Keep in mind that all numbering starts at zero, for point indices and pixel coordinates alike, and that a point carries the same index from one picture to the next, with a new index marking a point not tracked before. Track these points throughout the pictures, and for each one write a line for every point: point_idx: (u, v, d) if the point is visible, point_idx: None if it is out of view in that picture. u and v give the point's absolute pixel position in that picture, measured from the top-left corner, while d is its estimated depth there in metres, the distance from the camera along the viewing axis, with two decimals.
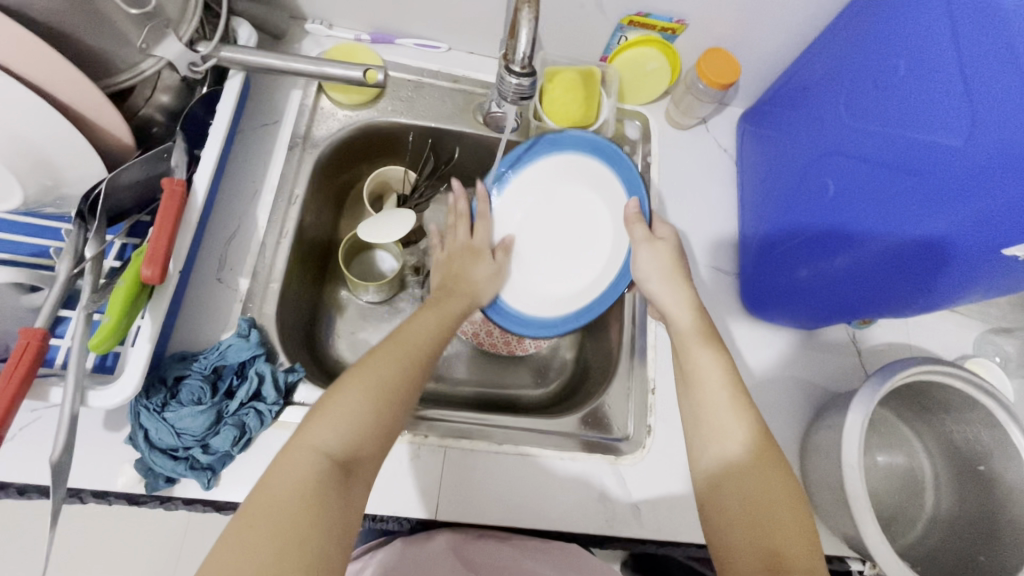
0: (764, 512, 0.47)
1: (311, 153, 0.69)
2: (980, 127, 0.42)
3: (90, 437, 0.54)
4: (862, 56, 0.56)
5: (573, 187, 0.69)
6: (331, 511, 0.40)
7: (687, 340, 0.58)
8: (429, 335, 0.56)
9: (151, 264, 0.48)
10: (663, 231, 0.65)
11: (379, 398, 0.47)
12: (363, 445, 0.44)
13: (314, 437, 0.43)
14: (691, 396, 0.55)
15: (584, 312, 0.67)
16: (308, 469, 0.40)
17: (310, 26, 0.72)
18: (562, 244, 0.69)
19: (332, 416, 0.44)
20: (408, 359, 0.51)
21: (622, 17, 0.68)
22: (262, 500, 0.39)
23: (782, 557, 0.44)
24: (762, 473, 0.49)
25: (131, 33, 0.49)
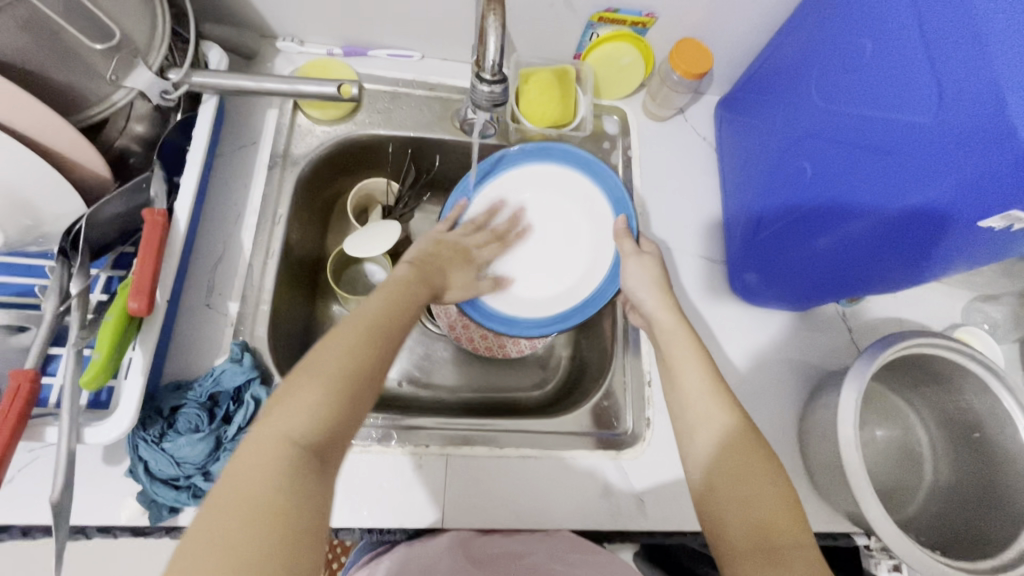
0: (757, 494, 0.48)
1: (292, 171, 0.69)
2: (948, 103, 0.42)
3: (90, 473, 0.54)
4: (829, 38, 0.56)
5: (558, 197, 0.70)
6: (306, 504, 0.37)
7: (678, 332, 0.58)
8: (396, 307, 0.52)
9: (138, 296, 0.48)
10: (651, 246, 0.65)
11: (349, 379, 0.43)
12: (339, 435, 0.42)
13: (281, 426, 0.39)
14: (676, 385, 0.56)
15: (565, 319, 0.65)
16: (279, 460, 0.38)
17: (282, 44, 0.72)
18: (548, 253, 0.69)
19: (299, 403, 0.41)
20: (382, 335, 0.48)
21: (592, 14, 0.68)
22: (234, 499, 0.35)
23: (772, 535, 0.46)
24: (760, 457, 0.49)
25: (101, 65, 0.49)
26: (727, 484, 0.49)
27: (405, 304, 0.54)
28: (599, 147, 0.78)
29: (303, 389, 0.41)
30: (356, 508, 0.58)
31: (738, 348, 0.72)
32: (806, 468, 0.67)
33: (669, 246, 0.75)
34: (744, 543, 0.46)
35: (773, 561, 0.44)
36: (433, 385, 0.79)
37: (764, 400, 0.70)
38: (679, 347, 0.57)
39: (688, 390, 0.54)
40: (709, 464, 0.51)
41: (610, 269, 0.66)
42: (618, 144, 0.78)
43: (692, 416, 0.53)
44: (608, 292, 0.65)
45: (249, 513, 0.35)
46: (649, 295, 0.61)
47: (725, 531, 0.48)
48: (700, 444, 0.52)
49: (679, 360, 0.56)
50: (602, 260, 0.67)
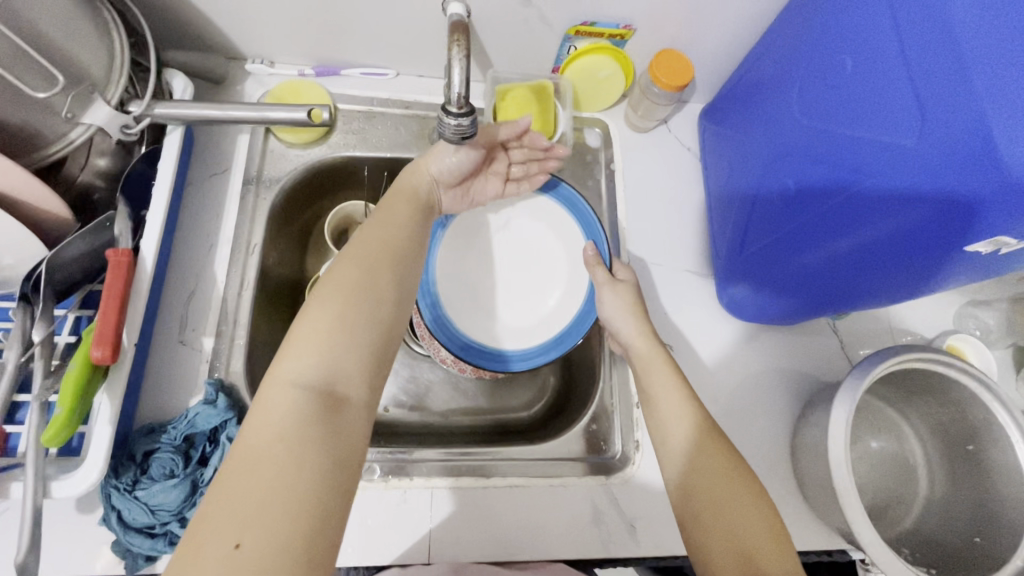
0: (733, 519, 0.47)
1: (265, 199, 0.67)
2: (929, 124, 0.41)
3: (62, 522, 0.52)
4: (808, 53, 0.54)
5: (526, 227, 0.70)
6: (322, 439, 0.40)
7: (650, 363, 0.59)
8: (399, 240, 0.53)
9: (100, 345, 0.46)
10: (625, 274, 0.65)
11: (349, 320, 0.45)
12: (348, 366, 0.44)
13: (287, 371, 0.42)
14: (655, 408, 0.56)
15: (554, 347, 0.64)
16: (293, 396, 0.41)
17: (251, 67, 0.70)
18: (523, 281, 0.69)
19: (306, 343, 0.43)
20: (381, 271, 0.50)
21: (568, 28, 0.66)
22: (250, 444, 0.39)
23: (757, 561, 0.45)
24: (740, 483, 0.49)
25: (57, 102, 0.48)
26: (709, 509, 0.48)
27: (405, 226, 0.55)
28: (581, 161, 0.76)
29: (307, 329, 0.44)
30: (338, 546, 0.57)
31: (728, 363, 0.71)
32: (799, 484, 0.66)
33: (655, 261, 0.73)
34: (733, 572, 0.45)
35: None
36: (419, 408, 0.77)
37: (755, 415, 0.69)
38: (657, 370, 0.58)
39: (666, 414, 0.55)
40: (694, 489, 0.50)
41: (587, 296, 0.66)
42: (600, 157, 0.77)
43: (675, 441, 0.53)
44: (589, 319, 0.65)
45: (264, 456, 0.38)
46: (625, 322, 0.62)
47: (712, 559, 0.46)
48: (676, 464, 0.52)
49: (657, 383, 0.57)
50: (578, 285, 0.67)
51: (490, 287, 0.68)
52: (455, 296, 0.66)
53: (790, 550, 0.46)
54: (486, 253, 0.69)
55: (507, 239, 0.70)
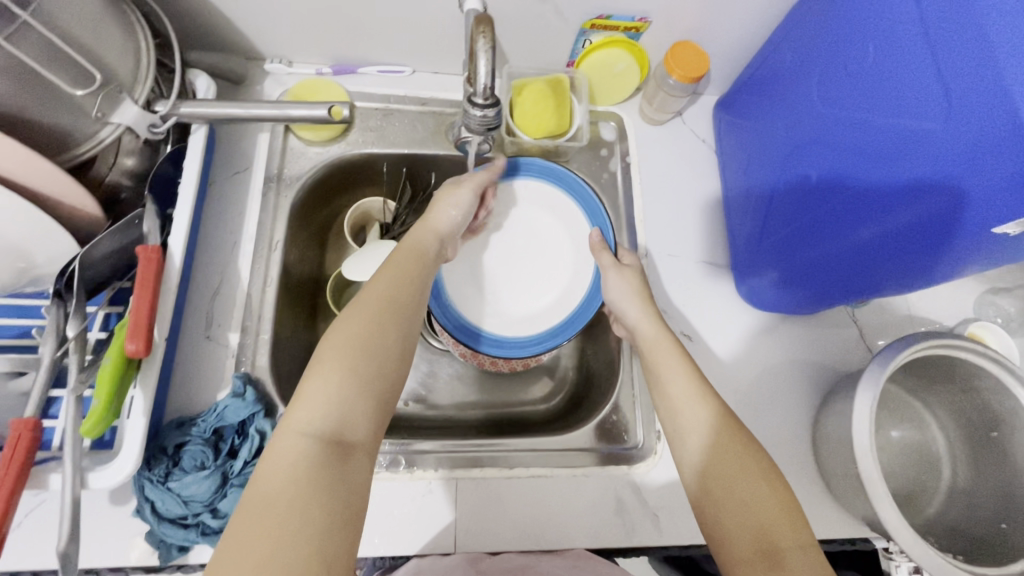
0: (750, 497, 0.47)
1: (286, 195, 0.68)
2: (957, 109, 0.41)
3: (97, 514, 0.53)
4: (829, 42, 0.54)
5: (531, 217, 0.71)
6: (331, 491, 0.39)
7: (657, 348, 0.58)
8: (411, 286, 0.52)
9: (135, 338, 0.47)
10: (630, 258, 0.67)
11: (358, 371, 0.44)
12: (352, 421, 0.43)
13: (296, 421, 0.42)
14: (662, 388, 0.56)
15: (562, 331, 0.66)
16: (293, 455, 0.40)
17: (270, 66, 0.71)
18: (528, 272, 0.70)
19: (313, 397, 0.43)
20: (390, 319, 0.49)
21: (583, 22, 0.66)
22: (262, 493, 0.38)
23: (770, 538, 0.45)
24: (753, 468, 0.48)
25: (86, 103, 0.48)
26: (725, 491, 0.48)
27: (416, 277, 0.54)
28: (596, 155, 0.77)
29: (314, 385, 0.43)
30: (367, 537, 0.58)
31: (747, 353, 0.71)
32: (821, 472, 0.66)
33: (673, 252, 0.74)
34: (746, 551, 0.45)
35: (776, 566, 0.43)
36: (439, 402, 0.78)
37: (775, 405, 0.69)
38: (663, 353, 0.58)
39: (676, 395, 0.54)
40: (711, 473, 0.49)
41: (593, 282, 0.67)
42: (615, 151, 0.77)
43: (683, 422, 0.53)
44: (594, 304, 0.66)
45: (274, 505, 0.37)
46: (633, 308, 0.63)
47: (726, 540, 0.46)
48: (696, 445, 0.51)
49: (664, 367, 0.57)
50: (584, 272, 0.69)
51: (496, 278, 0.70)
52: (462, 288, 0.68)
53: (804, 525, 0.46)
54: (492, 244, 0.71)
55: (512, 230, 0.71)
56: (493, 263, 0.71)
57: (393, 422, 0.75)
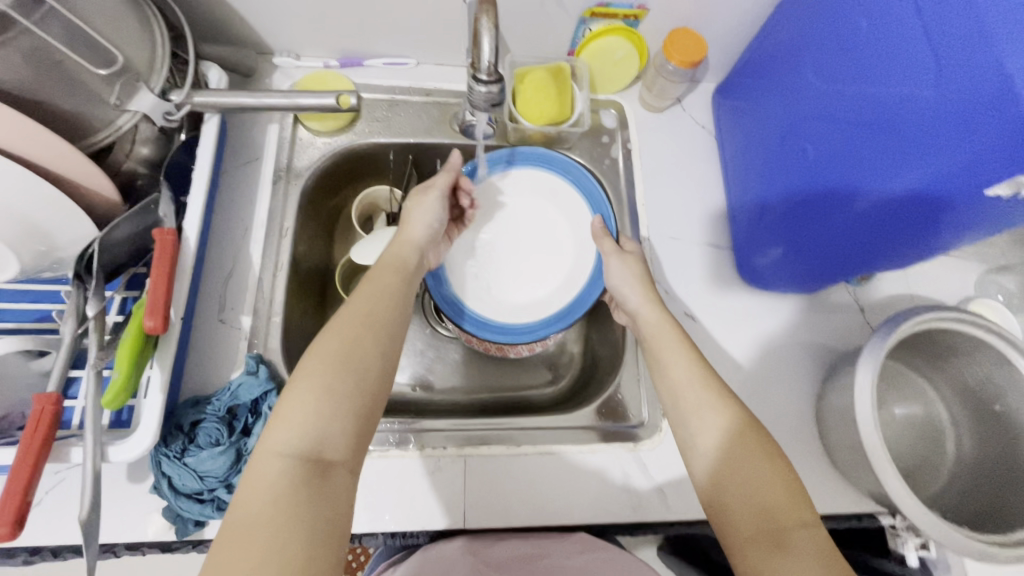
0: (756, 479, 0.47)
1: (296, 184, 0.70)
2: (946, 75, 0.42)
3: (115, 491, 0.54)
4: (824, 19, 0.56)
5: (532, 206, 0.73)
6: (310, 512, 0.40)
7: (658, 334, 0.59)
8: (390, 306, 0.53)
9: (153, 315, 0.49)
10: (631, 245, 0.68)
11: (336, 394, 0.45)
12: (330, 436, 0.44)
13: (275, 441, 0.42)
14: (664, 371, 0.56)
15: (563, 317, 0.67)
16: (274, 475, 0.41)
17: (279, 60, 0.73)
18: (529, 260, 0.72)
19: (294, 414, 0.43)
20: (369, 337, 0.49)
21: (583, 10, 0.68)
22: (240, 516, 0.39)
23: (773, 519, 0.45)
24: (757, 453, 0.49)
25: (104, 90, 0.50)
26: (733, 474, 0.48)
27: (397, 291, 0.55)
28: (598, 142, 0.78)
29: (293, 402, 0.44)
30: (378, 514, 0.59)
31: (749, 334, 0.71)
32: (825, 449, 0.67)
33: (674, 235, 0.75)
34: (749, 531, 0.46)
35: (780, 545, 0.44)
36: (445, 388, 0.79)
37: (779, 385, 0.70)
38: (665, 339, 0.58)
39: (679, 379, 0.54)
40: (716, 453, 0.50)
41: (594, 269, 0.69)
42: (617, 138, 0.78)
43: (686, 403, 0.53)
44: (595, 291, 0.68)
45: (253, 526, 0.38)
46: (634, 293, 0.63)
47: (727, 522, 0.47)
48: (710, 423, 0.51)
49: (666, 353, 0.57)
50: (585, 258, 0.71)
51: (497, 267, 0.71)
52: (463, 277, 0.70)
53: (807, 503, 0.46)
54: (494, 232, 0.73)
55: (514, 220, 0.73)
56: (495, 252, 0.72)
57: (401, 406, 0.76)
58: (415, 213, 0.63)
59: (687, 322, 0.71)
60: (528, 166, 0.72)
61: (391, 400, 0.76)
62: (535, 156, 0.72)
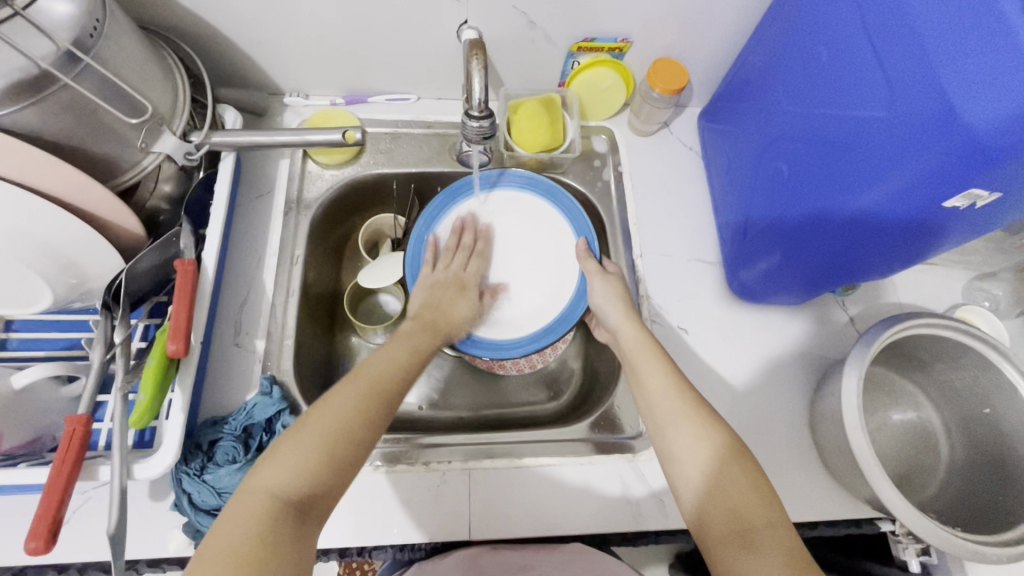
0: (725, 483, 0.49)
1: (306, 215, 0.74)
2: (898, 96, 0.45)
3: (137, 509, 0.57)
4: (790, 47, 0.60)
5: (520, 224, 0.77)
6: (284, 549, 0.42)
7: (631, 346, 0.62)
8: (397, 368, 0.57)
9: (176, 339, 0.53)
10: (613, 266, 0.71)
11: (333, 446, 0.47)
12: (318, 483, 0.46)
13: (267, 480, 0.45)
14: (642, 385, 0.59)
15: (546, 332, 0.70)
16: (257, 511, 0.43)
17: (289, 100, 0.78)
18: (518, 278, 0.75)
19: (286, 458, 0.46)
20: (374, 397, 0.52)
21: (571, 45, 0.73)
22: (220, 541, 0.41)
23: (742, 518, 0.47)
24: (722, 455, 0.51)
25: (131, 135, 0.55)
26: (703, 477, 0.50)
27: (411, 357, 0.60)
28: (590, 166, 0.82)
29: (289, 445, 0.47)
30: (387, 527, 0.61)
31: (742, 346, 0.74)
32: (821, 456, 0.68)
33: (665, 252, 0.78)
34: (722, 530, 0.48)
35: (748, 544, 0.46)
36: (451, 405, 0.82)
37: (774, 395, 0.71)
38: (643, 354, 0.61)
39: (655, 391, 0.57)
40: (692, 454, 0.52)
41: (578, 288, 0.72)
42: (608, 161, 0.82)
43: (662, 415, 0.55)
44: (578, 308, 0.70)
45: (233, 555, 0.40)
46: (613, 310, 0.66)
47: (703, 522, 0.49)
48: (682, 432, 0.53)
49: (645, 366, 0.60)
50: (568, 278, 0.74)
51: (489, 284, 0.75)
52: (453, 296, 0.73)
53: (775, 502, 0.48)
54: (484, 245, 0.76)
55: (504, 240, 0.77)
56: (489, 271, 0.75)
57: (408, 424, 0.79)
58: (453, 295, 0.70)
59: (682, 335, 0.74)
60: (521, 186, 0.76)
61: (399, 418, 0.79)
62: (529, 178, 0.76)
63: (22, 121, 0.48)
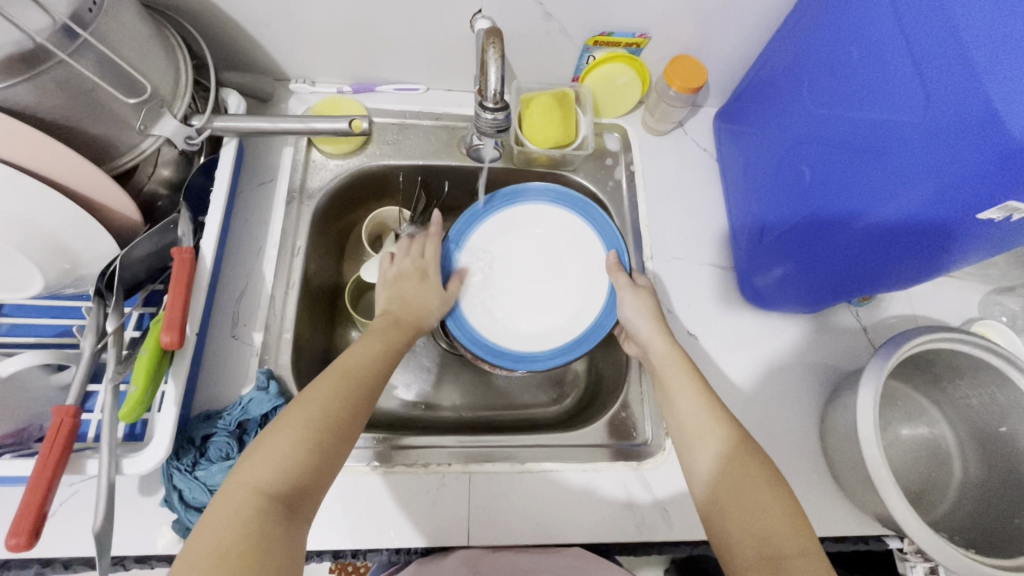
0: (755, 507, 0.49)
1: (309, 205, 0.72)
2: (934, 101, 0.43)
3: (126, 504, 0.56)
4: (817, 47, 0.58)
5: (543, 235, 0.75)
6: (273, 544, 0.41)
7: (665, 359, 0.61)
8: (372, 362, 0.56)
9: (170, 330, 0.51)
10: (645, 279, 0.69)
11: (321, 438, 0.47)
12: (305, 477, 0.46)
13: (252, 477, 0.44)
14: (671, 403, 0.58)
15: (571, 348, 0.68)
16: (245, 508, 0.42)
17: (295, 86, 0.76)
18: (541, 291, 0.73)
19: (271, 454, 0.45)
20: (354, 389, 0.53)
21: (587, 39, 0.71)
22: (211, 540, 0.40)
23: (773, 545, 0.46)
24: (750, 480, 0.50)
25: (130, 116, 0.53)
26: (733, 502, 0.50)
27: (390, 344, 0.60)
28: (601, 164, 0.80)
29: (274, 440, 0.46)
30: (383, 529, 0.60)
31: (747, 357, 0.72)
32: (830, 469, 0.66)
33: (677, 255, 0.76)
34: (750, 556, 0.47)
35: (778, 572, 0.45)
36: (452, 406, 0.80)
37: (783, 405, 0.70)
38: (673, 368, 0.59)
39: (683, 409, 0.56)
40: (720, 475, 0.51)
41: (608, 299, 0.70)
42: (620, 161, 0.80)
43: (691, 432, 0.55)
44: (608, 322, 0.68)
45: (225, 553, 0.39)
46: (645, 323, 0.64)
47: (730, 548, 0.48)
48: (709, 453, 0.53)
49: (673, 381, 0.58)
50: (595, 294, 0.72)
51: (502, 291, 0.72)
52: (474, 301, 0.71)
53: (808, 533, 0.47)
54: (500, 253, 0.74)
55: (524, 247, 0.74)
56: (502, 279, 0.73)
57: (407, 423, 0.77)
58: (415, 285, 0.68)
59: (691, 341, 0.72)
60: (544, 198, 0.74)
61: (397, 417, 0.77)
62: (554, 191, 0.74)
63: (15, 97, 0.45)
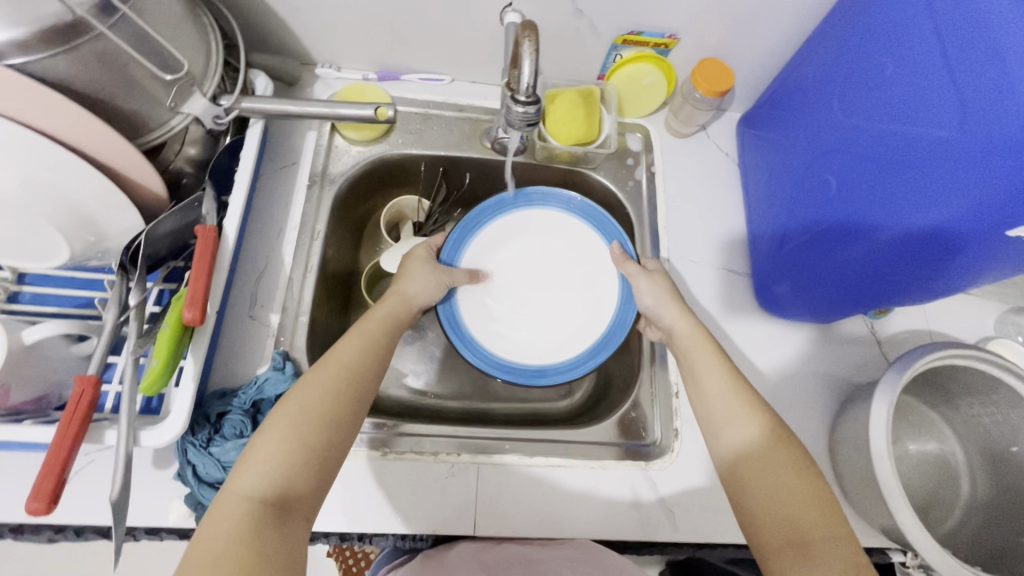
0: (784, 490, 0.49)
1: (330, 189, 0.72)
2: (970, 118, 0.43)
3: (139, 475, 0.56)
4: (851, 56, 0.57)
5: (551, 246, 0.76)
6: (268, 548, 0.42)
7: (689, 345, 0.60)
8: (364, 356, 0.56)
9: (192, 307, 0.51)
10: (655, 263, 0.69)
11: (312, 439, 0.48)
12: (296, 482, 0.46)
13: (244, 484, 0.44)
14: (698, 384, 0.58)
15: (577, 363, 0.68)
16: (237, 516, 0.43)
17: (321, 71, 0.76)
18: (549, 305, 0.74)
19: (262, 459, 0.46)
20: (347, 385, 0.52)
21: (616, 37, 0.71)
22: (205, 549, 0.41)
23: (802, 529, 0.47)
24: (778, 459, 0.51)
25: (161, 93, 0.53)
26: (760, 483, 0.50)
27: (385, 335, 0.60)
28: (622, 164, 0.80)
29: (263, 444, 0.47)
30: (390, 514, 0.60)
31: (758, 365, 0.72)
32: (836, 479, 0.66)
33: (693, 258, 0.76)
34: (778, 540, 0.47)
35: (806, 555, 0.46)
36: (461, 396, 0.80)
37: (793, 413, 0.70)
38: (699, 352, 0.59)
39: (711, 392, 0.56)
40: (750, 454, 0.52)
41: (623, 294, 0.70)
42: (641, 161, 0.80)
43: (718, 415, 0.55)
44: (623, 324, 0.69)
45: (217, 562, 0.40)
46: (669, 311, 0.64)
47: (757, 531, 0.49)
48: (739, 434, 0.53)
49: (701, 364, 0.58)
50: (603, 308, 0.72)
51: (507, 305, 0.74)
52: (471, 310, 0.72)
53: (836, 515, 0.48)
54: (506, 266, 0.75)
55: (530, 260, 0.76)
56: (508, 293, 0.74)
57: (415, 412, 0.78)
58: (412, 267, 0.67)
59: None
60: (552, 209, 0.75)
61: (406, 405, 0.78)
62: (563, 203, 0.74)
63: (52, 69, 0.46)
